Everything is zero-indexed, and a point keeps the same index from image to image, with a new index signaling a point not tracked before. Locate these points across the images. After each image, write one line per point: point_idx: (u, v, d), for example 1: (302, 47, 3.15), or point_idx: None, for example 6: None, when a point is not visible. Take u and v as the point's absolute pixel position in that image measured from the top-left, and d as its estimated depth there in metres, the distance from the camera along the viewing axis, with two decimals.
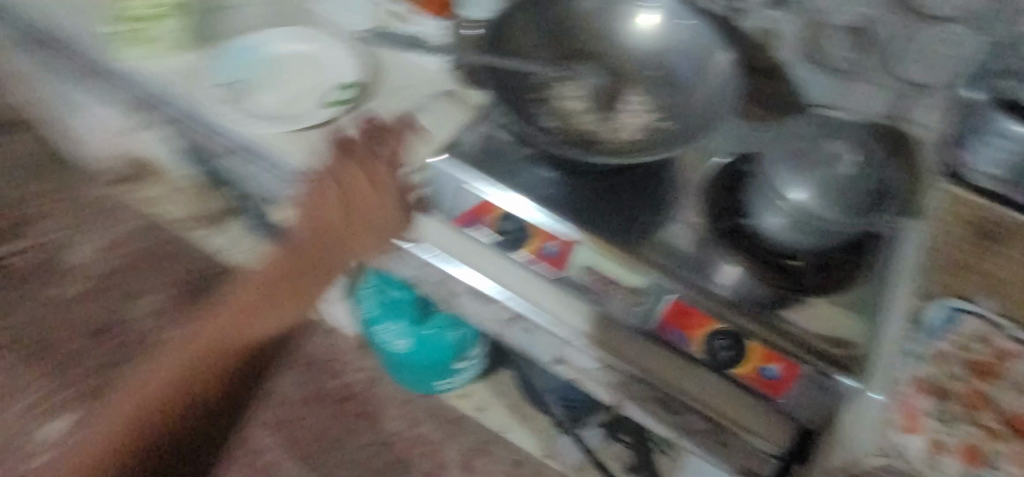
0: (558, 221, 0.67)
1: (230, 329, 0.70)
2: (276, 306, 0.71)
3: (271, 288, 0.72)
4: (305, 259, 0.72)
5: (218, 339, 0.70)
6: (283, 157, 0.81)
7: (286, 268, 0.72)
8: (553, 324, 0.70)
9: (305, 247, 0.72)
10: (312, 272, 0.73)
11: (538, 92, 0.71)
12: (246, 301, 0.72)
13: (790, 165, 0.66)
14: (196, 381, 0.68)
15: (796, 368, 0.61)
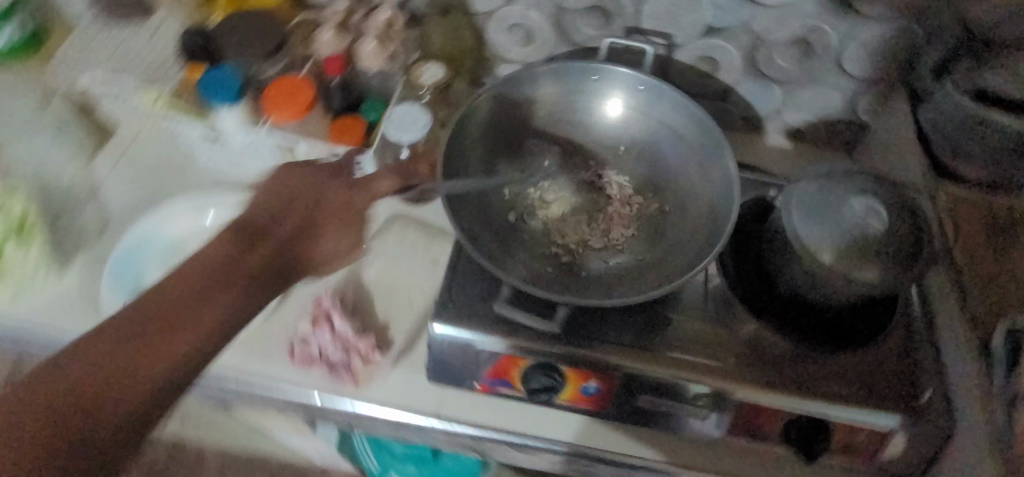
0: (594, 359, 0.59)
1: (166, 344, 0.46)
2: (159, 328, 0.46)
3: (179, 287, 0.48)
4: (250, 265, 0.52)
5: (130, 317, 0.46)
6: (237, 370, 0.66)
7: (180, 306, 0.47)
8: (617, 456, 0.63)
9: (249, 258, 0.53)
10: (258, 255, 0.53)
11: (515, 219, 0.63)
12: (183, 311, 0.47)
13: (805, 223, 0.56)
14: (104, 441, 0.42)
15: (890, 433, 0.58)
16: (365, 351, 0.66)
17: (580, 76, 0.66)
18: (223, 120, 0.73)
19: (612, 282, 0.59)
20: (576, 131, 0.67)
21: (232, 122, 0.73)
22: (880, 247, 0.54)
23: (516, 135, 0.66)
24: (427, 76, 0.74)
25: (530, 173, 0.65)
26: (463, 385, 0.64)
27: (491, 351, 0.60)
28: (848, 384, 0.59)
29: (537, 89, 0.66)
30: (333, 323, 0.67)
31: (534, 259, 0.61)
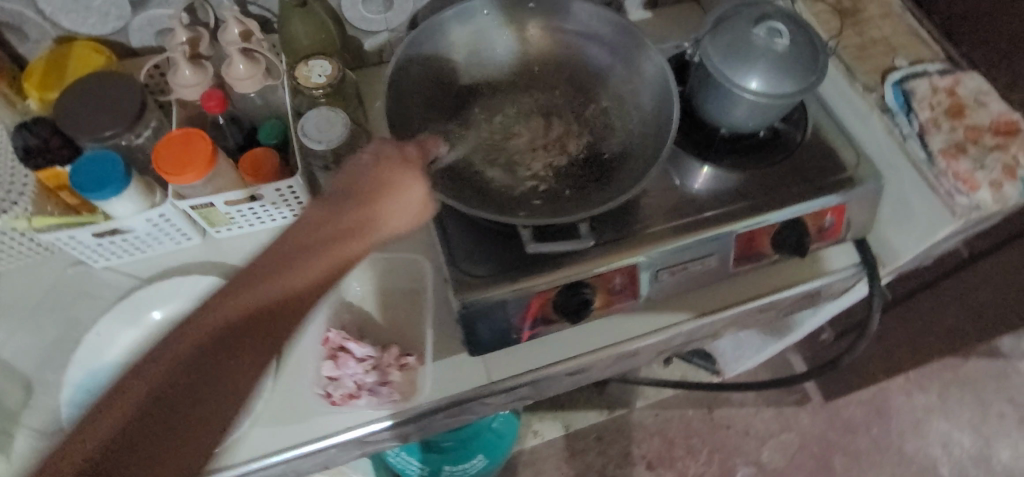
0: (607, 260, 0.62)
1: (200, 350, 0.43)
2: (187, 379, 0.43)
3: (228, 313, 0.44)
4: (311, 240, 0.49)
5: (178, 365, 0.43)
6: (265, 447, 0.60)
7: (263, 266, 0.47)
8: (655, 332, 0.68)
9: (307, 236, 0.50)
10: (312, 256, 0.48)
11: (480, 173, 0.64)
12: (199, 334, 0.44)
13: (729, 61, 0.63)
14: (99, 453, 0.40)
15: (847, 202, 0.67)
16: (395, 360, 0.65)
17: (473, 14, 0.67)
18: (116, 212, 0.63)
19: (594, 187, 0.63)
20: (490, 68, 0.69)
21: (126, 211, 0.63)
22: (791, 63, 0.62)
23: (439, 91, 0.67)
24: (316, 74, 0.69)
25: (469, 124, 0.67)
26: (502, 344, 0.64)
27: (519, 298, 0.61)
28: (795, 177, 0.68)
29: (445, 40, 0.67)
30: (347, 349, 0.64)
31: (518, 199, 0.62)
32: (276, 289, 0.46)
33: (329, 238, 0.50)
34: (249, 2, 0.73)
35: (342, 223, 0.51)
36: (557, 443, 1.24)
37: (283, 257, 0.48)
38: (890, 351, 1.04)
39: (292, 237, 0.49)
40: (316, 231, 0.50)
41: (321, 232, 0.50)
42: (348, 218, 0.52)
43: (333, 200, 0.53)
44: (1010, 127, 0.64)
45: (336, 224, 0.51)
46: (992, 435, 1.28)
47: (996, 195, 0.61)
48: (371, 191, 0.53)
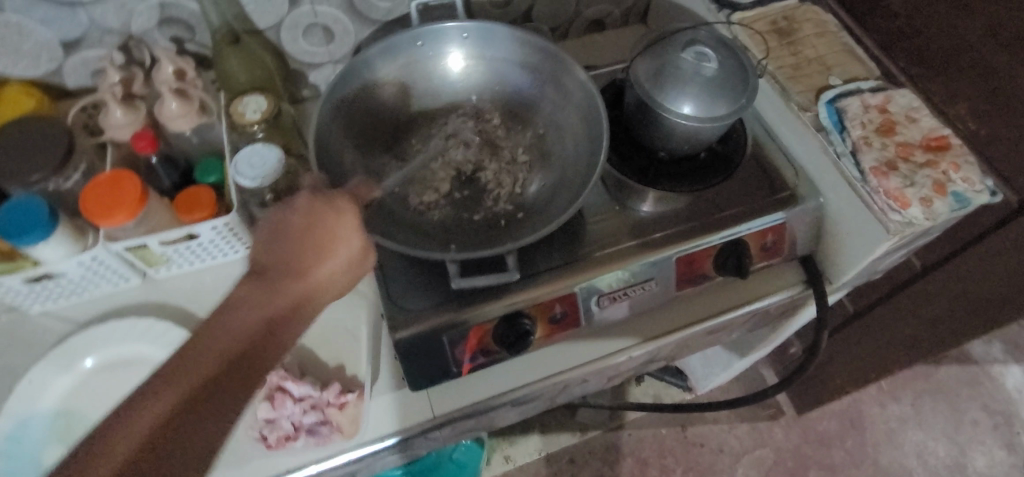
0: (542, 290, 0.62)
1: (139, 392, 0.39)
2: (167, 434, 0.39)
3: (198, 358, 0.41)
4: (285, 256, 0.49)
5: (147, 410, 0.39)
6: None
7: (233, 298, 0.45)
8: (598, 358, 0.67)
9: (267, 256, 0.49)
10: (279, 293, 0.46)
11: (416, 206, 0.63)
12: (153, 387, 0.39)
13: (657, 85, 0.63)
14: None
15: (788, 221, 0.67)
16: (336, 398, 0.62)
17: (401, 45, 0.66)
18: (44, 257, 0.61)
19: (528, 215, 0.63)
20: (421, 99, 0.68)
21: (55, 256, 0.62)
22: (717, 88, 0.62)
23: (370, 126, 0.66)
24: (252, 110, 0.68)
25: (404, 157, 0.67)
26: (441, 378, 0.63)
27: (455, 331, 0.61)
28: (733, 199, 0.68)
29: (371, 71, 0.66)
30: (285, 390, 0.62)
31: (453, 231, 0.62)
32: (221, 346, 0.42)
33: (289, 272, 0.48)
34: (186, 39, 0.72)
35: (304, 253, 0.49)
36: (529, 468, 1.22)
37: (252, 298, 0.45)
38: (855, 363, 1.04)
39: (265, 255, 0.49)
40: (276, 266, 0.48)
41: (282, 271, 0.48)
42: (287, 255, 0.49)
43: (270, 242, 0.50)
44: (939, 143, 0.63)
45: (306, 250, 0.49)
46: (968, 444, 1.27)
47: (924, 210, 0.60)
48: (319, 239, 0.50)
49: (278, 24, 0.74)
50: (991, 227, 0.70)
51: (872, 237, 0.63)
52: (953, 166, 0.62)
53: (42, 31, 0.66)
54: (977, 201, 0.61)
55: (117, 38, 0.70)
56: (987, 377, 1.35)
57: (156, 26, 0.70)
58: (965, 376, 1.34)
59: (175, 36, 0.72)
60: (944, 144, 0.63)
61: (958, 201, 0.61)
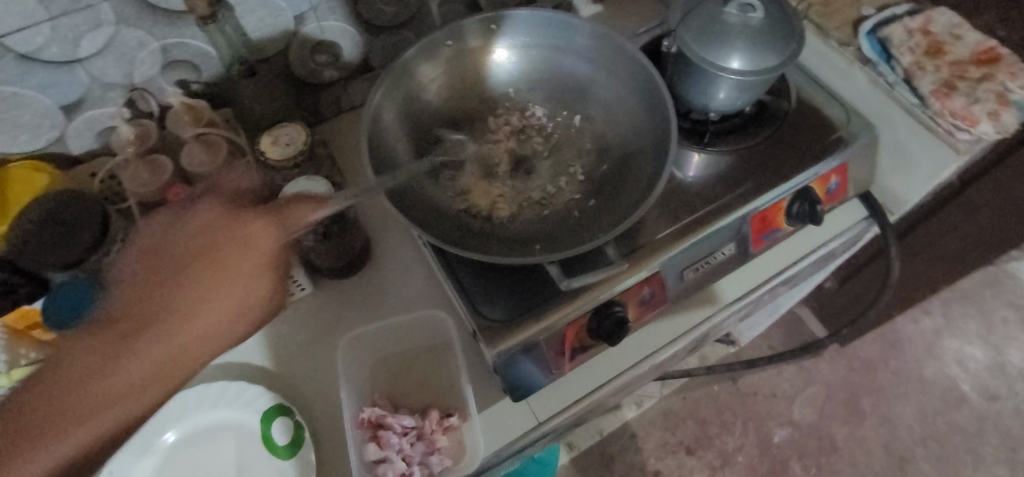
0: (630, 274, 0.60)
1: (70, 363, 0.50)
2: (76, 385, 0.49)
3: (133, 351, 0.51)
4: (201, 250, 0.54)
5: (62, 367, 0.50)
6: None
7: (151, 287, 0.52)
8: (687, 333, 0.66)
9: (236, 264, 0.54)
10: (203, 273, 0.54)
11: (484, 212, 0.60)
12: (110, 378, 0.50)
13: (705, 43, 0.61)
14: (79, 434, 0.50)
15: (848, 161, 0.66)
16: (438, 424, 0.59)
17: (438, 45, 0.64)
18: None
19: (603, 201, 0.60)
20: (467, 98, 0.66)
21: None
22: (767, 37, 0.60)
23: (419, 135, 0.63)
24: (284, 144, 0.64)
25: (456, 164, 0.63)
26: (539, 386, 0.61)
27: (548, 336, 0.58)
28: (792, 146, 0.67)
29: (413, 75, 0.63)
30: (386, 426, 0.59)
31: (529, 231, 0.59)
32: (150, 347, 0.51)
33: (219, 268, 0.53)
34: (192, 81, 0.67)
35: (225, 256, 0.53)
36: (593, 451, 1.22)
37: (163, 279, 0.52)
38: (898, 288, 1.05)
39: (179, 251, 0.53)
40: (213, 264, 0.53)
41: (216, 274, 0.53)
42: (236, 267, 0.54)
43: (201, 225, 0.54)
44: (991, 55, 0.64)
45: (210, 249, 0.53)
46: (1001, 341, 1.32)
47: (995, 121, 0.60)
48: (219, 232, 0.54)
49: (285, 48, 0.71)
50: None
51: (941, 159, 0.64)
52: (1010, 76, 0.62)
53: (40, 98, 0.61)
54: None
55: (121, 92, 0.64)
56: (1006, 274, 1.39)
57: (161, 72, 0.65)
58: (985, 278, 1.38)
59: (180, 80, 0.67)
60: (996, 55, 0.64)
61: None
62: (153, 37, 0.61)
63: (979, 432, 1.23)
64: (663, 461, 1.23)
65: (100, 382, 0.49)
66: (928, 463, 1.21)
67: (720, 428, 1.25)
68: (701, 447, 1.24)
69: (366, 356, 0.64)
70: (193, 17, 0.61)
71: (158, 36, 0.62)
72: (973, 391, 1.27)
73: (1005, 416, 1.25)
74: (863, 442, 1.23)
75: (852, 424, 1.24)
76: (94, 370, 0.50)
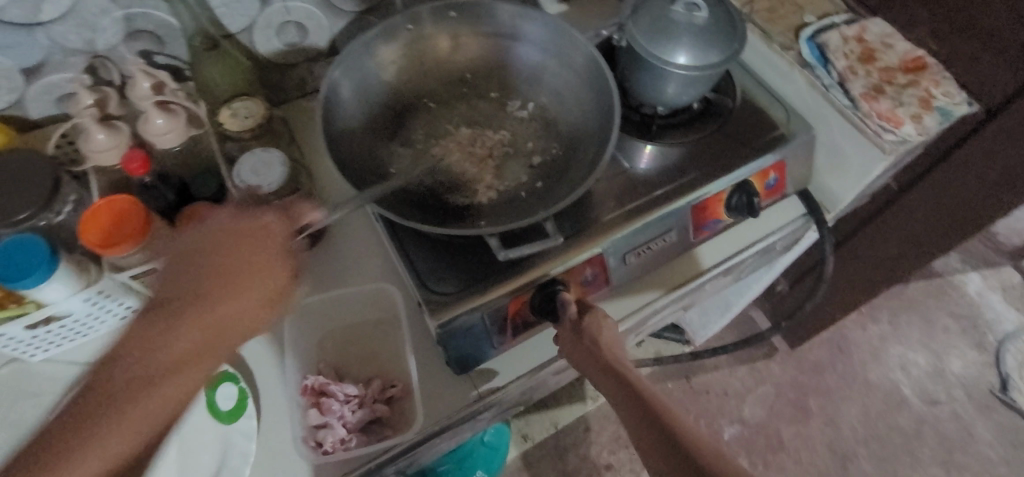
0: (574, 254, 0.62)
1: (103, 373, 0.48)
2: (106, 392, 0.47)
3: (162, 349, 0.49)
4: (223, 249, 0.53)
5: (96, 385, 0.47)
6: None
7: (188, 297, 0.51)
8: (630, 315, 0.69)
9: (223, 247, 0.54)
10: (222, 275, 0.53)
11: (434, 189, 0.63)
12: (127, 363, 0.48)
13: (654, 39, 0.64)
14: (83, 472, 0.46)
15: (786, 157, 0.70)
16: (381, 393, 0.61)
17: (396, 28, 0.66)
18: (46, 298, 0.57)
19: (548, 182, 0.63)
20: (425, 83, 0.69)
21: (58, 295, 0.57)
22: (711, 34, 0.63)
23: (375, 115, 0.66)
24: (243, 116, 0.67)
25: (410, 144, 0.66)
26: (481, 360, 0.63)
27: (492, 310, 0.60)
28: (733, 141, 0.70)
29: (370, 56, 0.65)
30: (331, 393, 0.60)
31: (476, 209, 0.62)
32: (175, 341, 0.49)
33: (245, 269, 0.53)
34: (155, 52, 0.68)
35: (253, 255, 0.54)
36: (548, 443, 1.25)
37: (188, 289, 0.52)
38: (842, 290, 1.10)
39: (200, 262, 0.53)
40: (235, 261, 0.53)
41: (240, 270, 0.53)
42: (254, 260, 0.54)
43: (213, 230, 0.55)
44: (914, 66, 0.70)
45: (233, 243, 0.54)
46: (942, 348, 1.38)
47: (918, 124, 0.66)
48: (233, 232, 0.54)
49: (250, 26, 0.71)
50: (959, 140, 0.76)
51: (871, 159, 0.68)
52: (932, 84, 0.69)
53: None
54: (958, 112, 0.68)
55: (82, 58, 0.65)
56: (950, 286, 1.45)
57: (124, 41, 0.66)
58: (931, 288, 1.44)
59: (143, 50, 0.67)
60: (918, 67, 0.70)
61: (943, 115, 0.67)
62: (115, 5, 0.63)
63: (918, 435, 1.28)
64: (617, 455, 1.25)
65: (146, 379, 0.48)
66: (869, 462, 1.25)
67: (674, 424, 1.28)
68: None
69: (315, 325, 0.66)
70: None
71: (121, 5, 0.63)
72: (914, 396, 1.32)
73: (943, 420, 1.30)
74: (807, 441, 1.27)
75: (798, 424, 1.29)
76: (132, 371, 0.48)
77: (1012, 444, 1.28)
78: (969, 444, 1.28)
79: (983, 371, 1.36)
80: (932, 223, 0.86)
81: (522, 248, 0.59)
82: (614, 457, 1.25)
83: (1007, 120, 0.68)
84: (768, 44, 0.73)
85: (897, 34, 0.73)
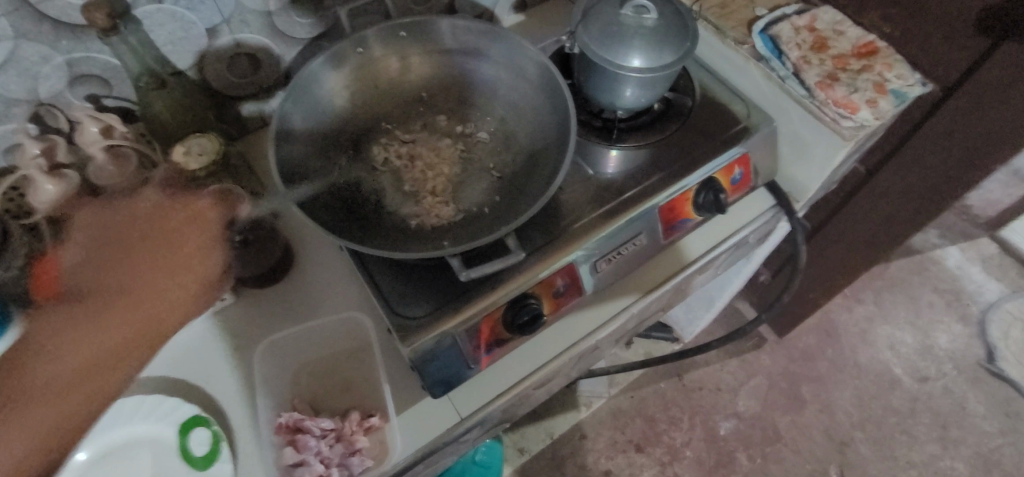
0: (544, 267, 0.62)
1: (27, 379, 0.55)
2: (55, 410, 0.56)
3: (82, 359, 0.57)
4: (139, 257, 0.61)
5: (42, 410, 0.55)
6: None
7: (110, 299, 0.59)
8: (608, 322, 0.68)
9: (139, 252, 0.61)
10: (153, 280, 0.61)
11: (397, 212, 0.62)
12: (42, 370, 0.55)
13: (606, 43, 0.64)
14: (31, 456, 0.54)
15: (749, 151, 0.70)
16: (359, 425, 0.60)
17: (346, 53, 0.65)
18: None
19: (510, 196, 0.63)
20: (380, 107, 0.69)
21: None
22: (661, 35, 0.63)
23: (331, 142, 0.65)
24: (197, 153, 0.63)
25: (368, 169, 0.65)
26: (458, 382, 0.62)
27: (464, 331, 0.59)
28: (695, 139, 0.70)
29: (320, 84, 0.65)
30: (309, 430, 0.59)
31: (439, 228, 0.61)
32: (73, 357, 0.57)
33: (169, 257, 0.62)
34: (103, 96, 0.67)
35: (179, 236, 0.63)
36: (545, 454, 1.24)
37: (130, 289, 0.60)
38: (822, 277, 1.10)
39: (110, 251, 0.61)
40: (160, 250, 0.62)
41: (171, 254, 0.62)
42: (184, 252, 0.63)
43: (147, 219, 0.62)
44: (867, 50, 0.71)
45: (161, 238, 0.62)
46: (928, 325, 1.38)
47: (876, 108, 0.66)
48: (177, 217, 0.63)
49: (200, 61, 0.70)
50: (921, 119, 0.76)
51: (832, 146, 0.68)
52: (885, 67, 0.69)
53: None
54: (912, 94, 0.68)
55: (26, 107, 0.63)
56: (931, 261, 1.46)
57: (68, 86, 0.64)
58: (912, 266, 1.45)
59: (91, 94, 0.66)
60: (871, 50, 0.71)
61: (899, 98, 0.67)
62: (56, 51, 0.61)
63: (912, 413, 1.28)
64: (616, 460, 1.24)
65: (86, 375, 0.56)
66: (867, 445, 1.25)
67: (669, 423, 1.27)
68: (651, 445, 1.26)
69: (286, 361, 0.65)
70: (96, 30, 0.60)
71: (62, 51, 0.61)
72: (905, 374, 1.32)
73: (936, 396, 1.30)
74: (804, 429, 1.27)
75: (793, 413, 1.28)
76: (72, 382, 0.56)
77: (1005, 414, 1.28)
78: (963, 418, 1.28)
79: (971, 344, 1.36)
80: (902, 203, 0.86)
81: (489, 264, 0.57)
82: (612, 463, 1.23)
83: (965, 96, 0.68)
84: (722, 40, 0.74)
85: (849, 19, 0.74)
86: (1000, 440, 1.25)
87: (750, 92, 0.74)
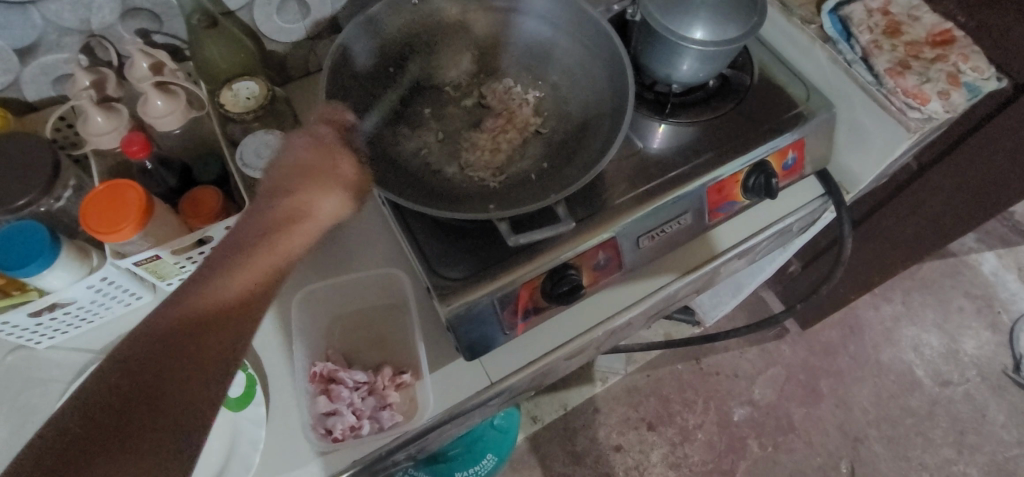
0: (588, 238, 0.61)
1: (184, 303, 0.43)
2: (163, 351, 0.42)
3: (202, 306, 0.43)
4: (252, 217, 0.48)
5: (150, 335, 0.42)
6: None
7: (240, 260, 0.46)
8: (644, 300, 0.67)
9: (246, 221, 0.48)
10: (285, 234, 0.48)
11: (443, 171, 0.61)
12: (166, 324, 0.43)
13: (672, 13, 0.61)
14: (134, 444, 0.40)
15: (805, 137, 0.68)
16: (391, 381, 0.61)
17: (402, 4, 0.64)
18: (68, 298, 0.58)
19: (558, 163, 0.62)
20: (432, 59, 0.68)
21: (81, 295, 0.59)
22: (728, 5, 0.61)
23: (383, 94, 0.64)
24: (245, 97, 0.64)
25: (417, 124, 0.64)
26: (492, 346, 0.62)
27: (503, 295, 0.58)
28: (750, 118, 0.68)
29: (374, 34, 0.63)
30: (342, 382, 0.60)
31: (485, 191, 0.60)
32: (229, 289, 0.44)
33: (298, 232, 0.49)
34: (153, 31, 0.66)
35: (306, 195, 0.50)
36: (557, 424, 1.25)
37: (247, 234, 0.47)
38: (858, 272, 1.08)
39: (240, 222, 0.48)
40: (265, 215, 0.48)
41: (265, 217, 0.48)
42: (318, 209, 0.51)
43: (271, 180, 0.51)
44: (943, 37, 0.67)
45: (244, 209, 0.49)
46: (956, 330, 1.36)
47: (948, 100, 0.63)
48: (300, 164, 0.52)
49: (250, 3, 0.68)
50: (985, 117, 0.73)
51: (894, 137, 0.66)
52: (961, 58, 0.66)
53: None
54: (987, 88, 0.65)
55: (78, 38, 0.63)
56: (965, 266, 1.43)
57: (120, 20, 0.64)
58: (945, 268, 1.42)
59: (141, 30, 0.66)
60: (947, 38, 0.67)
61: (973, 93, 0.65)
62: None
63: (930, 416, 1.27)
64: (627, 436, 1.25)
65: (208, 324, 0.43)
66: (880, 443, 1.25)
67: (683, 405, 1.28)
68: (664, 424, 1.26)
69: (321, 312, 0.66)
70: None
71: None
72: (927, 377, 1.31)
73: (956, 401, 1.29)
74: (818, 422, 1.26)
75: (808, 405, 1.28)
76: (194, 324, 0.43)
77: None
78: (981, 425, 1.27)
79: (997, 352, 1.34)
80: (953, 203, 0.84)
81: (538, 231, 0.57)
82: (624, 439, 1.25)
83: None
84: (788, 18, 0.71)
85: (925, 5, 0.70)
86: (1018, 451, 1.24)
87: (811, 74, 0.72)
